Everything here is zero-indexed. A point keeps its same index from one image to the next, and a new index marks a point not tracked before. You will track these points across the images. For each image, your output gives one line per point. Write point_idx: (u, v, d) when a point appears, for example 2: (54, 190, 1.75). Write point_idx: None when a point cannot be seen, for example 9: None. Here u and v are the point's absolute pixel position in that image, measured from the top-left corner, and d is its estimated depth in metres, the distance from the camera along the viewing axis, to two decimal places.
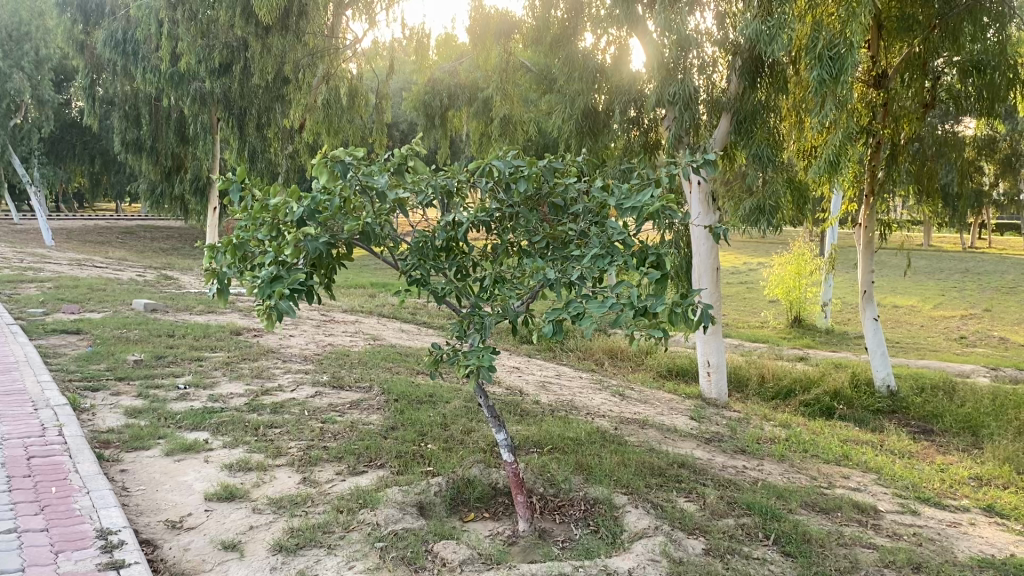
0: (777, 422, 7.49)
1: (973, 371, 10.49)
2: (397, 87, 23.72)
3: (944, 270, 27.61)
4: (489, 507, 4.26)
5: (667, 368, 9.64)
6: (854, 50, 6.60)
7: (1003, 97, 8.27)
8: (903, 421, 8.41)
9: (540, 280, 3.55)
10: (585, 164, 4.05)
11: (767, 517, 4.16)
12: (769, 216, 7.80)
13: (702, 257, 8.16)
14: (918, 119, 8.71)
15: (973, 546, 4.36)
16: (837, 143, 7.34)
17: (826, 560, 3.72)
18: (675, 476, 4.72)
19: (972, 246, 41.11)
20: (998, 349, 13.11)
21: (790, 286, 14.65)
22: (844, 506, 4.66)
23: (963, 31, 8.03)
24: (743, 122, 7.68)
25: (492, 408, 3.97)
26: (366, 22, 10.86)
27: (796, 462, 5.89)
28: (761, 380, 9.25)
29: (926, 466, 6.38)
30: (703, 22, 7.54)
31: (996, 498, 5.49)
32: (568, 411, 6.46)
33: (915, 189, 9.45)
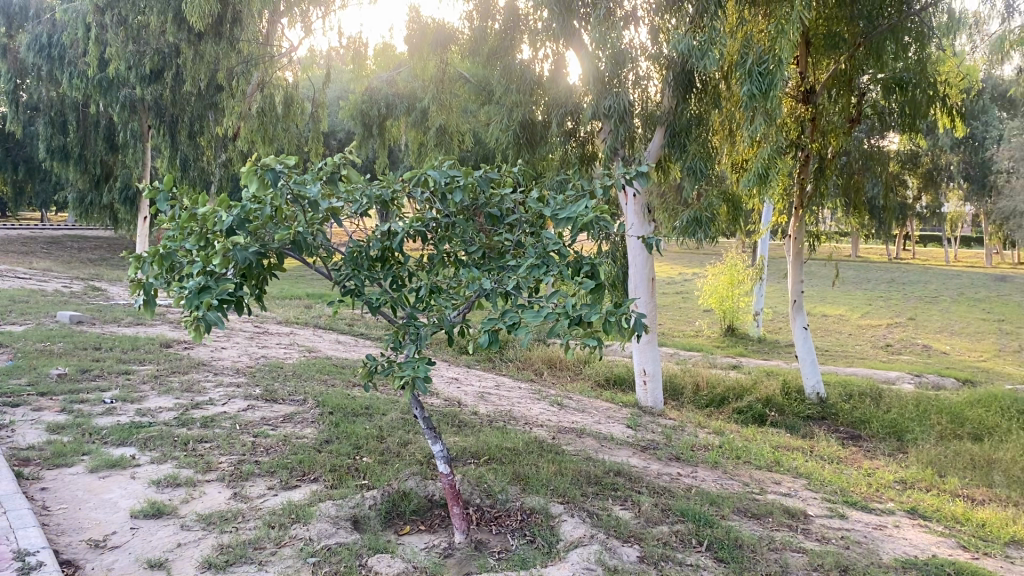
0: (711, 429, 7.59)
1: (898, 378, 10.81)
2: (333, 96, 23.50)
3: (870, 280, 28.51)
4: (425, 519, 4.22)
5: (604, 376, 9.74)
6: (782, 66, 6.81)
7: (923, 113, 8.69)
8: (832, 427, 8.62)
9: (476, 290, 3.53)
10: (520, 176, 4.07)
11: (700, 524, 4.22)
12: (706, 227, 7.88)
13: (637, 268, 8.24)
14: (844, 134, 8.92)
15: (897, 548, 4.49)
16: (766, 156, 7.52)
17: (758, 565, 3.79)
18: (611, 484, 4.75)
19: (897, 257, 42.62)
20: (921, 356, 13.58)
21: (723, 296, 14.93)
22: (774, 512, 4.75)
23: (886, 49, 8.39)
24: (678, 134, 7.81)
25: (428, 419, 3.93)
26: (302, 30, 10.81)
27: (729, 469, 5.98)
28: (696, 388, 9.37)
29: (854, 471, 6.54)
30: (637, 36, 7.70)
31: (919, 501, 5.67)
32: (506, 422, 6.45)
33: (843, 202, 9.72)
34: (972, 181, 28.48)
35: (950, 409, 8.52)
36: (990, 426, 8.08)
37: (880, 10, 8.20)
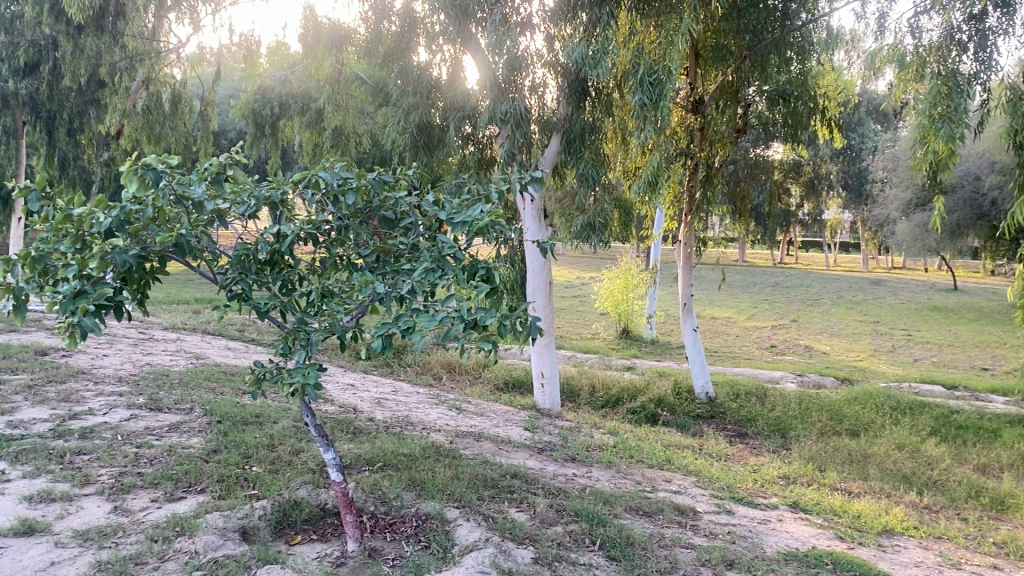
0: (605, 430, 7.74)
1: (782, 377, 11.27)
2: (224, 93, 22.82)
3: (756, 284, 29.68)
4: (317, 528, 4.14)
5: (503, 380, 9.80)
6: (672, 76, 7.02)
7: (804, 124, 9.20)
8: (720, 425, 8.91)
9: (369, 295, 3.45)
10: (415, 179, 4.04)
11: (593, 523, 4.29)
12: (599, 232, 8.08)
13: (536, 273, 8.30)
14: (731, 143, 9.13)
15: (780, 541, 4.68)
16: (656, 163, 7.75)
17: (649, 562, 3.88)
18: (508, 487, 4.77)
19: (781, 262, 44.61)
20: (803, 356, 14.24)
21: (618, 299, 15.23)
22: (665, 509, 4.88)
23: (770, 61, 8.81)
24: (573, 141, 7.96)
25: (319, 427, 3.84)
26: (189, 26, 10.49)
27: (623, 469, 6.10)
28: (592, 390, 9.51)
29: (741, 468, 6.79)
30: (533, 43, 7.76)
31: (800, 495, 5.93)
32: (402, 427, 6.39)
33: (730, 209, 9.99)
34: (849, 190, 30.04)
35: (829, 407, 8.94)
36: (866, 422, 8.53)
37: (766, 24, 8.55)
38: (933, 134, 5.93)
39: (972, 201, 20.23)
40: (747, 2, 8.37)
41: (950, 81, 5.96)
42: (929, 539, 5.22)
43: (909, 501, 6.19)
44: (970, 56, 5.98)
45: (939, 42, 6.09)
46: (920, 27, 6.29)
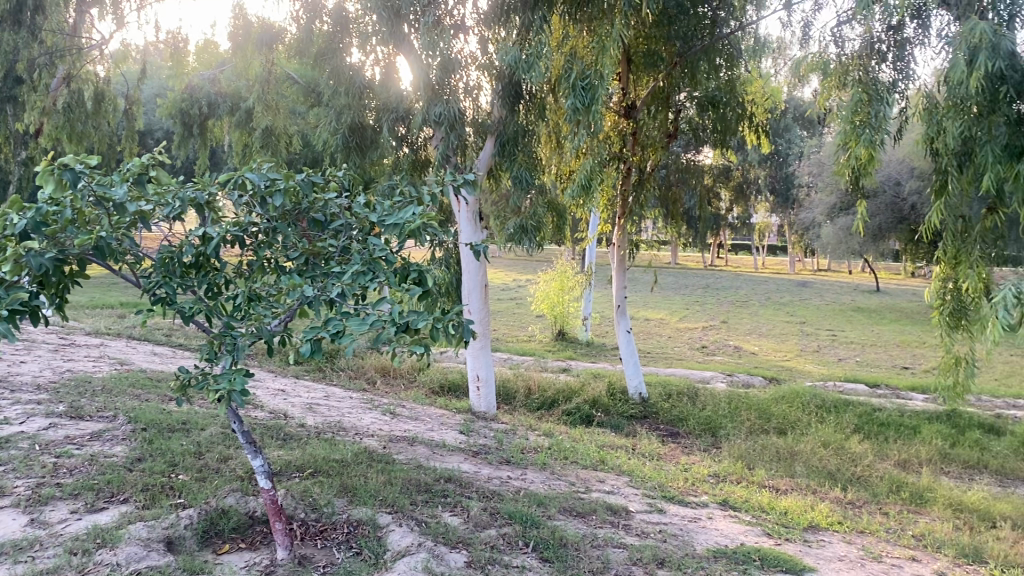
0: (540, 432, 7.77)
1: (712, 377, 11.50)
2: (150, 93, 22.23)
3: (687, 286, 30.16)
4: (245, 537, 4.05)
5: (438, 384, 9.76)
6: (604, 81, 7.13)
7: (733, 130, 9.50)
8: (652, 425, 9.03)
9: (297, 298, 3.37)
10: (346, 180, 3.98)
11: (526, 525, 4.31)
12: (531, 235, 8.11)
13: (471, 276, 8.29)
14: (663, 148, 9.43)
15: (709, 538, 4.76)
16: (588, 168, 7.84)
17: (581, 562, 3.91)
18: (441, 491, 4.75)
19: (712, 264, 45.52)
20: (733, 356, 14.56)
21: (554, 302, 15.29)
22: (598, 509, 4.92)
23: (699, 68, 9.02)
24: (506, 144, 7.93)
25: (247, 433, 3.76)
26: (113, 22, 10.18)
27: (557, 470, 6.13)
28: (527, 393, 9.53)
29: (673, 467, 6.89)
30: (467, 45, 7.77)
31: (730, 493, 6.05)
32: (334, 433, 6.31)
33: (662, 212, 10.20)
34: (777, 195, 30.86)
35: (758, 406, 9.16)
36: (792, 421, 8.75)
37: (696, 31, 8.74)
38: (854, 140, 6.08)
39: (893, 205, 20.97)
40: (678, 8, 8.52)
41: (870, 89, 6.13)
42: (852, 533, 5.38)
43: (834, 497, 6.37)
44: (888, 66, 6.24)
45: (861, 52, 6.30)
46: (843, 37, 6.52)
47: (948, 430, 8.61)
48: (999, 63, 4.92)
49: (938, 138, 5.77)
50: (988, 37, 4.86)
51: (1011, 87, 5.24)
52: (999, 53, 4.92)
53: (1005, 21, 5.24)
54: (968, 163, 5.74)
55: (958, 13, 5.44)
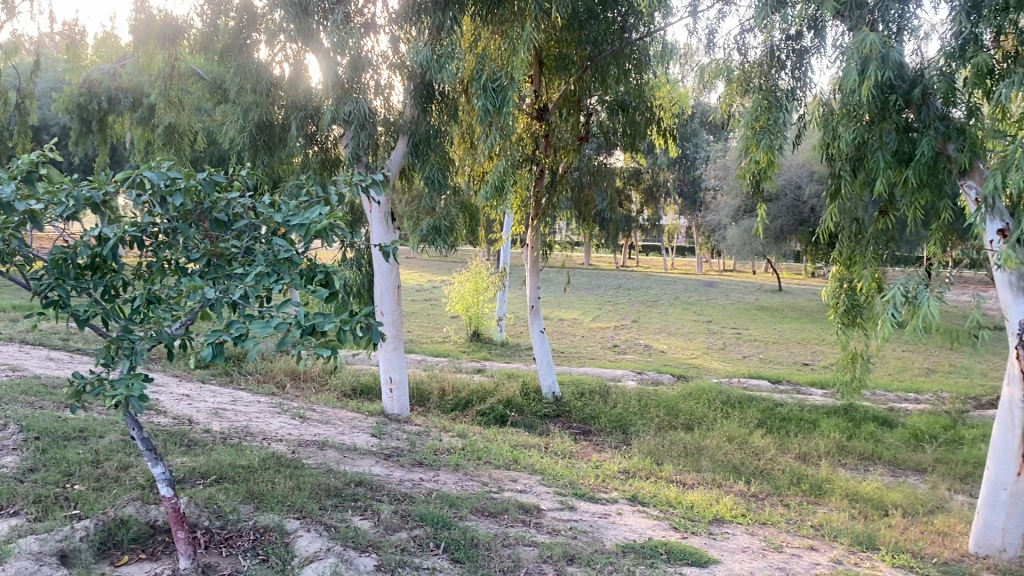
0: (454, 433, 7.77)
1: (623, 375, 11.72)
2: (44, 86, 21.29)
3: (599, 286, 30.56)
4: (146, 547, 3.92)
5: (350, 386, 9.64)
6: (515, 83, 7.18)
7: (642, 134, 9.74)
8: (566, 424, 9.13)
9: (198, 301, 3.28)
10: (249, 179, 3.90)
11: (438, 526, 4.30)
12: (444, 237, 8.03)
13: (383, 277, 8.21)
14: (575, 151, 9.47)
15: (618, 534, 4.85)
16: (501, 168, 7.86)
17: (492, 562, 3.93)
18: (351, 495, 4.70)
19: (624, 266, 46.36)
20: (644, 355, 14.86)
21: (469, 303, 15.27)
22: (510, 509, 4.95)
23: (610, 73, 9.18)
24: (418, 145, 7.84)
25: (147, 440, 3.63)
26: (3, 12, 9.69)
27: (470, 471, 6.14)
28: (441, 394, 9.49)
29: (584, 464, 6.98)
30: (377, 45, 7.69)
31: (639, 489, 6.17)
32: (241, 438, 6.16)
33: (575, 213, 10.27)
34: (685, 198, 31.67)
35: (667, 403, 9.38)
36: (699, 417, 9.00)
37: (606, 37, 8.86)
38: (755, 145, 6.29)
39: (793, 208, 21.81)
40: (587, 13, 8.60)
41: (770, 96, 6.33)
42: (755, 525, 5.57)
43: (739, 491, 6.57)
44: (787, 73, 6.47)
45: (763, 59, 6.50)
46: (746, 45, 6.72)
47: (845, 423, 8.99)
48: (887, 73, 5.16)
49: (835, 143, 5.98)
50: (878, 48, 5.06)
51: (899, 97, 5.45)
52: (888, 64, 5.16)
53: (893, 33, 5.46)
54: (861, 168, 6.02)
55: (850, 24, 5.65)
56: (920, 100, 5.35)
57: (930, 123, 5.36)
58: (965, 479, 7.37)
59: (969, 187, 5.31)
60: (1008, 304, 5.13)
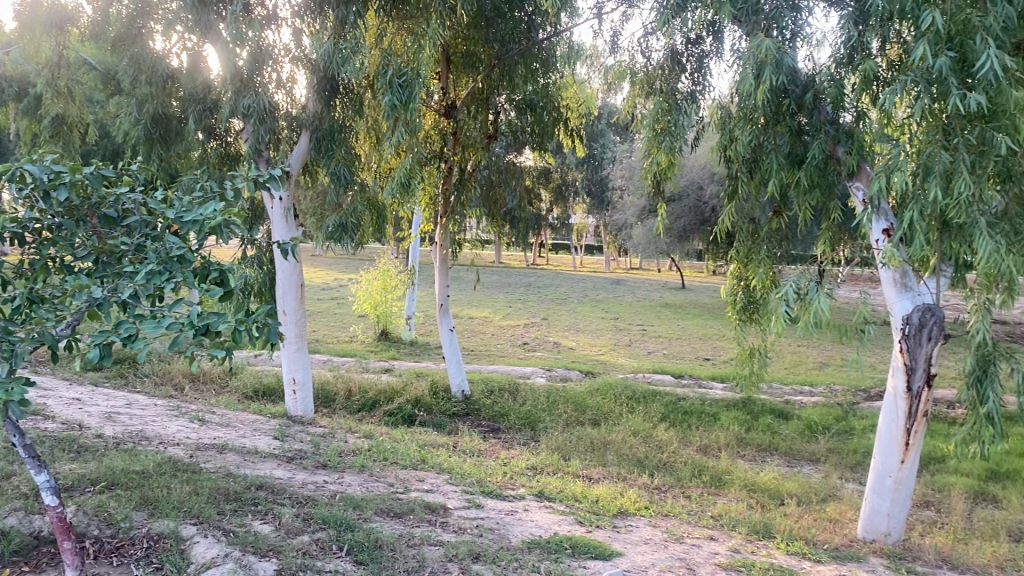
0: (360, 433, 7.68)
1: (532, 373, 11.81)
2: None
3: (509, 285, 30.67)
4: (29, 559, 3.73)
5: (253, 388, 9.41)
6: (421, 79, 7.17)
7: (550, 133, 9.87)
8: (474, 422, 9.14)
9: (84, 300, 3.14)
10: (142, 174, 3.75)
11: (341, 528, 4.24)
12: (351, 233, 7.88)
13: (286, 276, 8.03)
14: (483, 148, 9.49)
15: (524, 530, 4.88)
16: (408, 165, 7.80)
17: (396, 563, 3.90)
18: (252, 499, 4.58)
19: (534, 264, 46.75)
20: (552, 352, 15.00)
21: (377, 301, 15.10)
22: (415, 509, 4.91)
23: (517, 72, 9.25)
24: (323, 140, 7.76)
25: (29, 448, 3.43)
26: None
27: (375, 472, 6.07)
28: (348, 394, 9.35)
29: (492, 462, 7.00)
30: (279, 37, 7.51)
31: (546, 485, 6.23)
32: (135, 443, 5.93)
33: (484, 211, 10.26)
34: (592, 197, 32.16)
35: (575, 400, 9.51)
36: (606, 412, 9.15)
37: (512, 36, 8.95)
38: (657, 146, 6.45)
39: (695, 208, 22.46)
40: (495, 12, 8.64)
41: (670, 98, 6.49)
42: (657, 517, 5.69)
43: (643, 483, 6.71)
44: (687, 76, 6.63)
45: (665, 63, 6.64)
46: (649, 48, 6.87)
47: (744, 416, 9.29)
48: (781, 77, 5.36)
49: (731, 145, 6.21)
50: (772, 54, 5.23)
51: (792, 101, 5.71)
52: (781, 69, 5.35)
53: (787, 39, 5.66)
54: (756, 169, 6.23)
55: (746, 29, 5.81)
56: (811, 105, 5.60)
57: (820, 127, 5.62)
58: (855, 467, 7.72)
59: (856, 188, 5.62)
60: (891, 299, 5.40)
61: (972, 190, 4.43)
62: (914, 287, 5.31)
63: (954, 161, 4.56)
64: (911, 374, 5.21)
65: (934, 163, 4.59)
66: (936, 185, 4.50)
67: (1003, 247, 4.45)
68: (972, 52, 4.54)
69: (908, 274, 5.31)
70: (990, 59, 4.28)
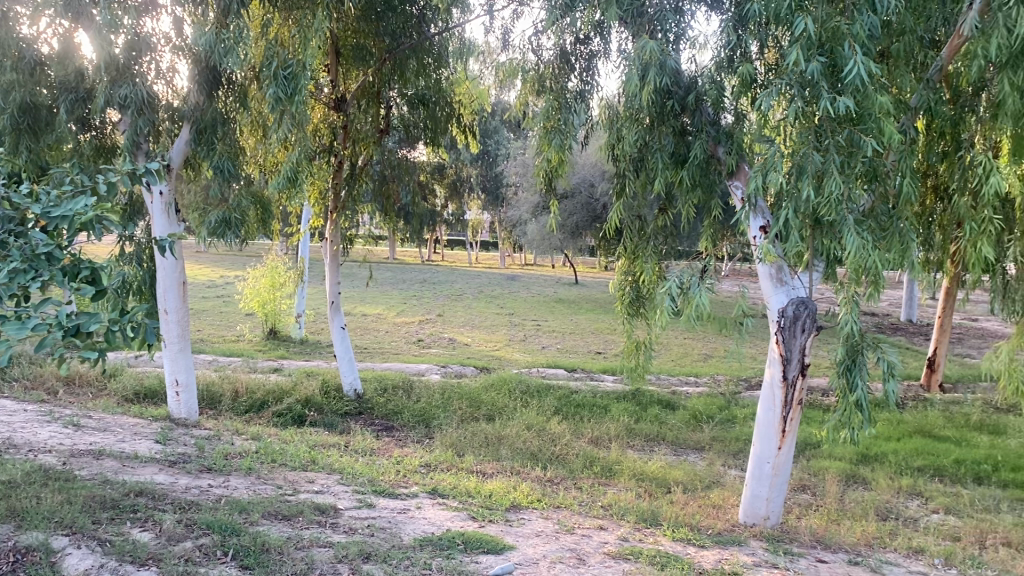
0: (248, 435, 7.48)
1: (426, 370, 11.77)
2: None
3: (404, 281, 30.43)
4: None
5: (133, 391, 9.03)
6: (307, 71, 7.02)
7: (443, 129, 9.86)
8: (367, 420, 9.03)
9: None
10: (4, 165, 3.53)
11: (226, 534, 4.12)
12: (235, 228, 7.63)
13: (167, 274, 7.73)
14: (374, 143, 9.38)
15: (417, 528, 4.86)
16: (295, 159, 7.61)
17: (284, 566, 3.82)
18: (130, 506, 4.40)
19: (429, 261, 46.59)
20: (447, 348, 15.00)
21: (265, 299, 14.72)
22: (304, 510, 4.83)
23: (408, 67, 9.20)
24: (203, 132, 7.48)
25: None
26: None
27: (263, 474, 5.93)
28: (235, 395, 9.09)
29: (385, 461, 6.94)
30: (159, 25, 7.22)
31: (439, 481, 6.22)
32: (2, 451, 5.59)
33: (376, 206, 10.13)
34: (487, 194, 32.30)
35: (469, 396, 9.54)
36: (500, 407, 9.21)
37: (403, 30, 8.90)
38: (547, 145, 6.50)
39: (587, 205, 22.92)
40: (385, 5, 8.64)
41: (560, 97, 6.58)
42: (549, 509, 5.78)
43: (536, 477, 6.79)
44: (576, 76, 6.77)
45: (554, 62, 6.73)
46: (538, 44, 6.95)
47: (633, 408, 9.54)
48: (665, 78, 5.52)
49: (618, 144, 6.37)
50: (656, 56, 5.38)
51: (676, 102, 5.86)
52: (665, 70, 5.50)
53: (670, 41, 5.80)
54: (642, 168, 6.41)
55: (632, 30, 5.96)
56: (693, 106, 5.77)
57: (702, 128, 5.82)
58: (737, 454, 8.03)
59: (735, 186, 5.84)
60: (768, 293, 5.64)
61: (841, 189, 4.68)
62: (789, 281, 5.57)
63: (825, 162, 4.80)
64: (786, 364, 5.45)
65: (806, 164, 4.82)
66: (808, 185, 4.73)
67: (870, 243, 4.70)
68: (840, 58, 4.78)
69: (783, 269, 5.56)
70: (857, 66, 4.55)
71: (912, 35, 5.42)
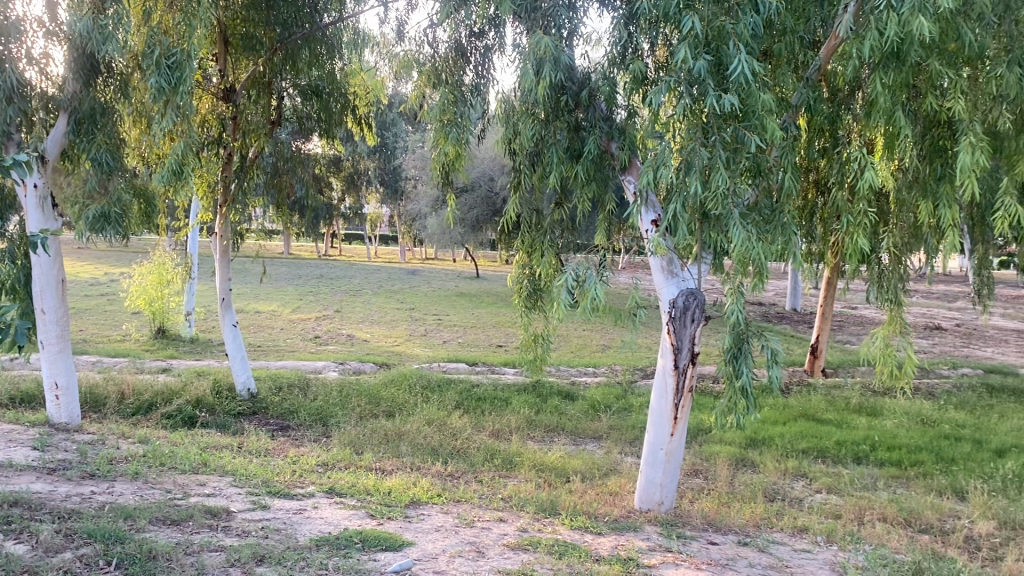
0: (134, 439, 7.19)
1: (323, 367, 11.56)
2: None
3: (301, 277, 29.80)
4: None
5: (7, 396, 8.52)
6: (191, 61, 6.82)
7: (337, 121, 9.67)
8: (262, 420, 8.81)
9: None
10: None
11: (109, 542, 3.95)
12: (115, 224, 7.10)
13: (45, 272, 7.33)
14: (265, 134, 9.11)
15: (313, 528, 4.78)
16: (180, 151, 7.32)
17: (172, 573, 3.69)
18: (3, 518, 4.16)
19: (326, 255, 45.76)
20: (345, 345, 14.78)
21: (152, 297, 14.16)
22: (195, 514, 4.67)
23: (300, 57, 8.99)
24: (82, 122, 7.24)
25: None
26: None
27: (151, 478, 5.71)
28: (120, 397, 8.71)
29: (281, 461, 6.78)
30: (31, 9, 6.84)
31: (337, 480, 6.14)
32: None
33: (269, 200, 9.88)
34: (386, 187, 31.90)
35: (368, 393, 9.43)
36: (400, 403, 9.14)
37: (296, 19, 8.69)
38: (444, 138, 6.45)
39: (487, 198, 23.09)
40: None
41: (456, 90, 6.55)
42: (449, 503, 5.77)
43: (435, 472, 6.77)
44: (471, 70, 6.82)
45: (450, 54, 6.70)
46: (433, 36, 6.92)
47: (533, 399, 9.63)
48: (559, 74, 5.59)
49: (514, 139, 6.44)
50: (551, 51, 5.43)
51: (570, 97, 5.97)
52: (559, 66, 5.56)
53: (564, 37, 5.88)
54: (537, 163, 6.51)
55: (526, 25, 5.98)
56: (587, 102, 5.87)
57: (595, 123, 5.92)
58: (633, 442, 8.22)
59: (628, 180, 5.96)
60: (660, 285, 5.80)
61: (727, 183, 4.85)
62: (679, 273, 5.73)
63: (712, 157, 4.96)
64: (678, 353, 5.59)
65: (694, 159, 4.97)
66: (695, 179, 4.88)
67: (754, 236, 4.86)
68: (725, 56, 4.94)
69: (674, 261, 5.71)
70: (741, 64, 4.71)
71: (793, 35, 5.69)
